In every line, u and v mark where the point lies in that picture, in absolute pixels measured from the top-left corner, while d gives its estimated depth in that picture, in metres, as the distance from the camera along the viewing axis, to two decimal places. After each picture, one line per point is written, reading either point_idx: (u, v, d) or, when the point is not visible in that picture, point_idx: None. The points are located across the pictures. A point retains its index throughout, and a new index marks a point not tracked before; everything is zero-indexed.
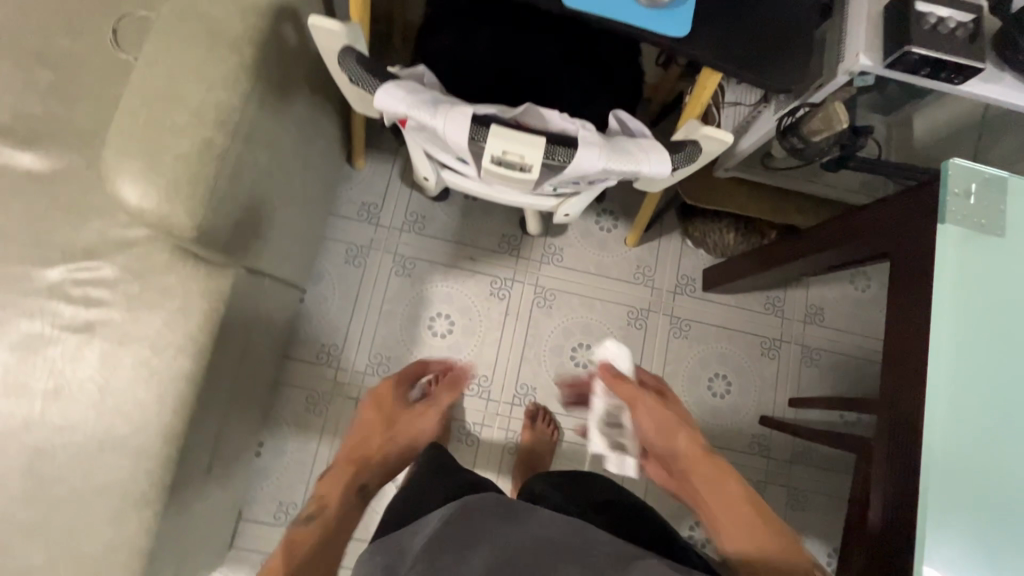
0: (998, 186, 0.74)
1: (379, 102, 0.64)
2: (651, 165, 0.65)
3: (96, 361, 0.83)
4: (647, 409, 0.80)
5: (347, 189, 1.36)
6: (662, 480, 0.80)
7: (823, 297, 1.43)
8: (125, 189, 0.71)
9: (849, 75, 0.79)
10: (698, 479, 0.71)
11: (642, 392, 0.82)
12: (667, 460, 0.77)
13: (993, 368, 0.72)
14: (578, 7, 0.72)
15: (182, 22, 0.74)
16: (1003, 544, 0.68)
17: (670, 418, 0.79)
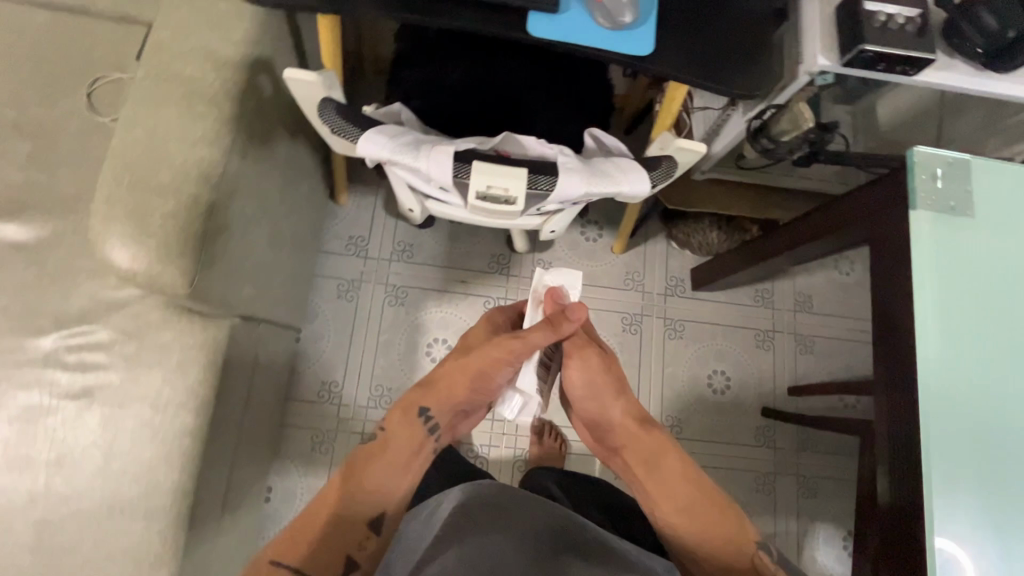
0: (963, 169, 0.77)
1: (362, 150, 0.66)
2: (631, 184, 0.67)
3: (99, 426, 0.83)
4: (578, 366, 0.82)
5: (333, 225, 1.37)
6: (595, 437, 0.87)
7: (810, 285, 1.46)
8: (116, 254, 0.72)
9: (810, 75, 0.82)
10: (632, 450, 0.79)
11: (578, 343, 0.83)
12: (598, 421, 0.83)
13: (975, 344, 0.74)
14: (544, 35, 0.75)
15: (159, 85, 0.75)
16: (1006, 513, 0.71)
17: (600, 378, 0.81)
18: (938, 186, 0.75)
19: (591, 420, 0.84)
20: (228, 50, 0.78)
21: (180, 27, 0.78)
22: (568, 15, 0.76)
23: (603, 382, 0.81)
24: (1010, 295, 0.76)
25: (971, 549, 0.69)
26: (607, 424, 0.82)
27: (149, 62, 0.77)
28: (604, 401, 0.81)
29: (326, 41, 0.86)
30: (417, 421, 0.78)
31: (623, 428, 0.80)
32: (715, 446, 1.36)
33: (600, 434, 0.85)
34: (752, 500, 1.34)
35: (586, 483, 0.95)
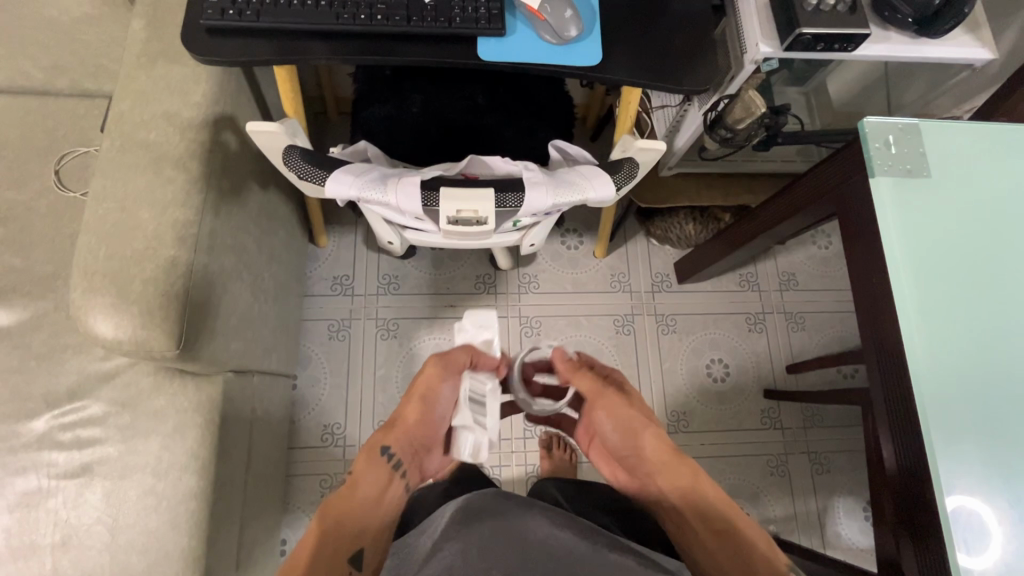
0: (913, 133, 0.79)
1: (331, 192, 0.67)
2: (596, 190, 0.68)
3: (101, 502, 0.82)
4: (606, 406, 0.79)
5: (315, 267, 1.38)
6: (611, 472, 0.84)
7: (792, 263, 1.49)
8: (99, 325, 0.72)
9: (755, 63, 0.85)
10: (665, 480, 0.74)
11: (601, 388, 0.80)
12: (624, 457, 0.80)
13: (955, 297, 0.75)
14: (494, 59, 0.77)
15: (126, 156, 0.77)
16: (1012, 457, 0.71)
17: (635, 418, 0.79)
18: (892, 152, 0.77)
19: (622, 456, 0.80)
20: (190, 112, 0.79)
21: (139, 96, 0.79)
22: (515, 37, 0.78)
23: (633, 416, 0.79)
24: (978, 247, 0.77)
25: (981, 497, 0.70)
26: (642, 460, 0.77)
27: (113, 134, 0.78)
28: (635, 432, 0.78)
29: (286, 91, 0.88)
30: (382, 461, 0.70)
31: (659, 460, 0.76)
32: (723, 434, 1.36)
33: (627, 462, 0.80)
34: (768, 483, 1.34)
35: (590, 489, 0.96)
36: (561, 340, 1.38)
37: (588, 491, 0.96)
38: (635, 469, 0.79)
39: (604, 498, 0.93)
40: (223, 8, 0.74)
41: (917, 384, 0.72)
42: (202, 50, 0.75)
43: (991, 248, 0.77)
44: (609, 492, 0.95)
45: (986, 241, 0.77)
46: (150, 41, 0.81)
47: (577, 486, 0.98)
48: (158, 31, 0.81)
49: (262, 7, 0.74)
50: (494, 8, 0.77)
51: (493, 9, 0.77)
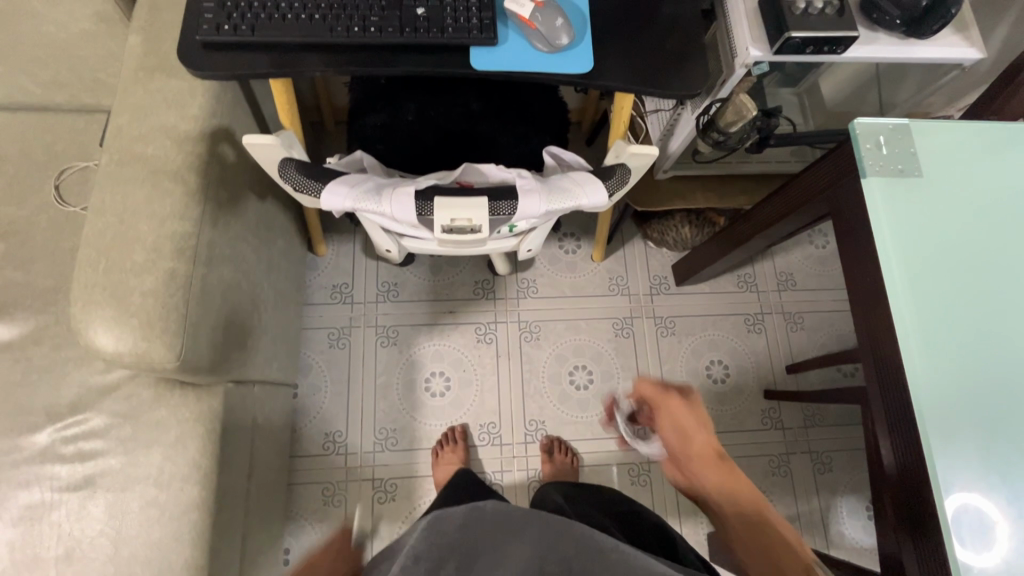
0: (904, 133, 0.79)
1: (326, 203, 0.67)
2: (589, 196, 0.69)
3: (104, 514, 0.82)
4: (669, 410, 0.96)
5: (315, 276, 1.39)
6: (676, 478, 0.99)
7: (789, 264, 1.49)
8: (100, 338, 0.72)
9: (746, 67, 0.86)
10: (710, 470, 0.91)
11: (664, 395, 0.96)
12: (679, 458, 0.96)
13: (950, 296, 0.76)
14: (487, 67, 0.78)
15: (125, 170, 0.77)
16: (1010, 454, 0.71)
17: (688, 421, 0.96)
18: (883, 152, 0.78)
19: (676, 453, 0.96)
20: (187, 125, 0.80)
21: (137, 111, 0.80)
22: (508, 45, 0.79)
23: (692, 421, 0.95)
24: (972, 244, 0.78)
25: (980, 494, 0.70)
26: (693, 453, 0.94)
27: (112, 148, 0.79)
28: (691, 434, 0.95)
29: (282, 104, 0.89)
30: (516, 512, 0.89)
31: (704, 453, 0.93)
32: (724, 435, 1.36)
33: (681, 462, 0.95)
34: (769, 484, 1.33)
35: (594, 492, 0.99)
36: (561, 344, 1.38)
37: (591, 493, 0.99)
38: (684, 463, 0.95)
39: (607, 503, 0.95)
40: (219, 23, 0.75)
41: (913, 383, 0.72)
42: (199, 65, 0.76)
43: (985, 245, 0.78)
44: (611, 496, 0.97)
45: (980, 239, 0.78)
46: (147, 56, 0.82)
47: (578, 490, 0.99)
48: (154, 47, 0.82)
49: (257, 21, 0.75)
50: (486, 17, 0.78)
51: (485, 18, 0.77)
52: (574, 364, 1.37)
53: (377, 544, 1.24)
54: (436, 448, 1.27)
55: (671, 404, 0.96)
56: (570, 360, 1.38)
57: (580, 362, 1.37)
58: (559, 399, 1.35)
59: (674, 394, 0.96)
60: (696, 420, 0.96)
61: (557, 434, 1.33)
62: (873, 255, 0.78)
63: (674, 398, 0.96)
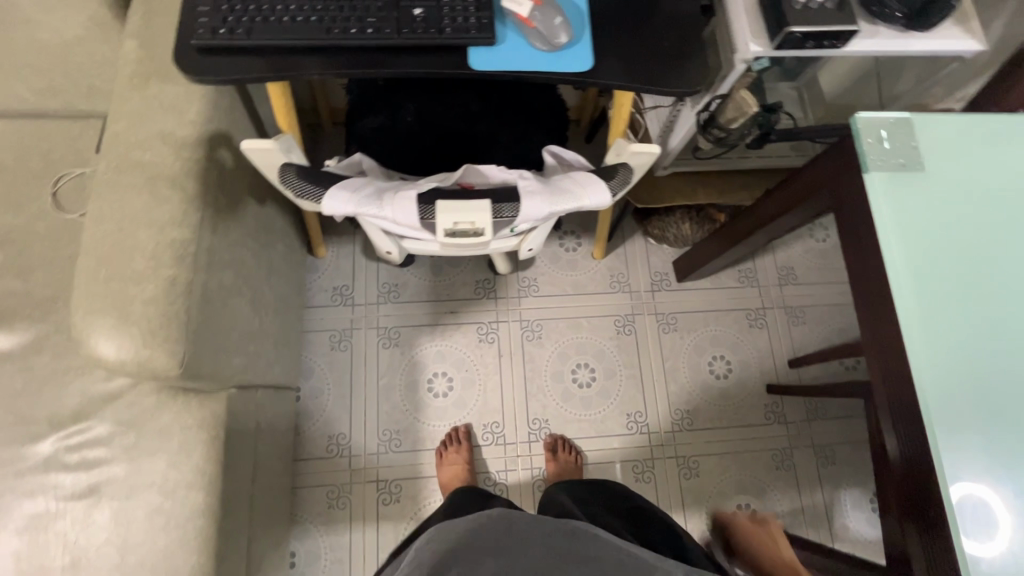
0: (906, 127, 0.79)
1: (328, 209, 0.67)
2: (592, 198, 0.69)
3: (109, 522, 0.82)
4: (750, 539, 1.14)
5: (315, 278, 1.38)
6: None
7: (790, 258, 1.49)
8: (101, 347, 0.72)
9: (746, 63, 0.85)
10: None
11: (736, 520, 1.19)
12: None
13: (953, 289, 0.75)
14: (486, 67, 0.77)
15: (122, 177, 0.77)
16: (1016, 446, 0.71)
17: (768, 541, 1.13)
18: (886, 146, 0.77)
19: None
20: (184, 131, 0.80)
21: (134, 116, 0.79)
22: (506, 45, 0.78)
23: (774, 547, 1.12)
24: (975, 236, 0.78)
25: (987, 488, 0.70)
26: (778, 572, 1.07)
27: (109, 155, 0.78)
28: (776, 547, 1.11)
29: (279, 107, 0.88)
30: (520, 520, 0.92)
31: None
32: (728, 431, 1.36)
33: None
34: (773, 479, 1.34)
35: (600, 489, 1.00)
36: (563, 342, 1.38)
37: (597, 491, 0.99)
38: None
39: (614, 502, 0.96)
40: (214, 27, 0.74)
41: (917, 378, 0.72)
42: (194, 70, 0.75)
43: (988, 237, 0.78)
44: (617, 492, 0.99)
45: (982, 232, 0.78)
46: (142, 62, 0.81)
47: (583, 489, 1.00)
48: (149, 52, 0.82)
49: (253, 24, 0.74)
50: (484, 17, 0.77)
51: (483, 18, 0.77)
52: (576, 362, 1.37)
53: (383, 545, 1.24)
54: (440, 449, 1.27)
55: (745, 527, 1.16)
56: (572, 358, 1.38)
57: (582, 360, 1.37)
58: (562, 397, 1.35)
59: (745, 520, 1.18)
60: (774, 541, 1.13)
61: (561, 432, 1.33)
62: (874, 249, 0.78)
63: (744, 520, 1.18)
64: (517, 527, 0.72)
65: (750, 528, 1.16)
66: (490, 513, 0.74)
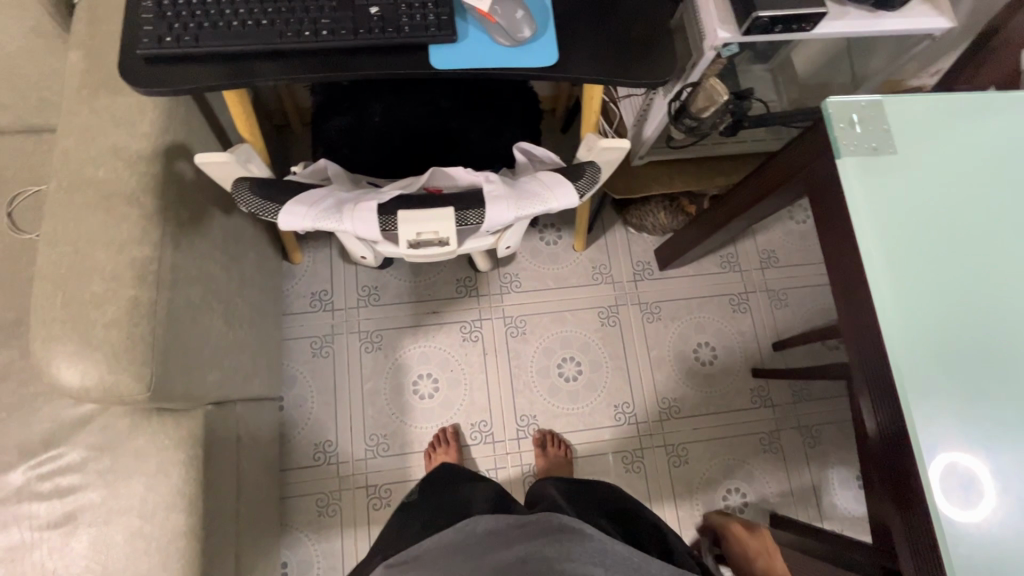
0: (876, 110, 0.77)
1: (286, 224, 0.65)
2: (560, 199, 0.67)
3: (88, 549, 0.80)
4: (734, 540, 1.09)
5: (293, 285, 1.36)
6: None
7: (771, 241, 1.49)
8: (63, 374, 0.69)
9: (715, 50, 0.84)
10: None
11: (729, 526, 1.12)
12: None
13: (927, 269, 0.74)
14: (448, 66, 0.75)
15: (75, 194, 0.74)
16: (994, 424, 0.70)
17: (752, 547, 1.06)
18: (857, 131, 0.76)
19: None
20: (138, 144, 0.76)
21: (83, 131, 0.76)
22: (469, 41, 0.76)
23: (762, 553, 1.05)
24: (949, 214, 0.76)
25: (966, 465, 0.69)
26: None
27: (59, 174, 0.75)
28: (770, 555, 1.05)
29: (239, 114, 0.85)
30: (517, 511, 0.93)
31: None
32: (715, 417, 1.37)
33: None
34: (761, 462, 1.35)
35: (591, 490, 0.99)
36: (548, 338, 1.37)
37: (589, 492, 0.99)
38: None
39: (604, 503, 0.97)
40: (160, 35, 0.71)
41: (893, 360, 0.71)
42: (143, 81, 0.72)
43: (964, 211, 0.76)
44: (606, 491, 0.99)
45: (958, 206, 0.76)
46: (88, 73, 0.78)
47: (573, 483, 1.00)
48: (96, 62, 0.78)
49: (201, 31, 0.71)
50: (443, 13, 0.74)
51: (443, 14, 0.74)
52: (562, 356, 1.37)
53: None
54: (428, 451, 1.26)
55: (737, 535, 1.09)
56: (558, 353, 1.37)
57: (568, 354, 1.37)
58: (549, 391, 1.35)
59: (739, 529, 1.11)
60: (760, 545, 1.07)
61: (549, 427, 1.33)
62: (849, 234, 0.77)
63: (739, 531, 1.10)
64: (507, 532, 0.76)
65: (745, 539, 1.08)
66: (477, 524, 0.78)
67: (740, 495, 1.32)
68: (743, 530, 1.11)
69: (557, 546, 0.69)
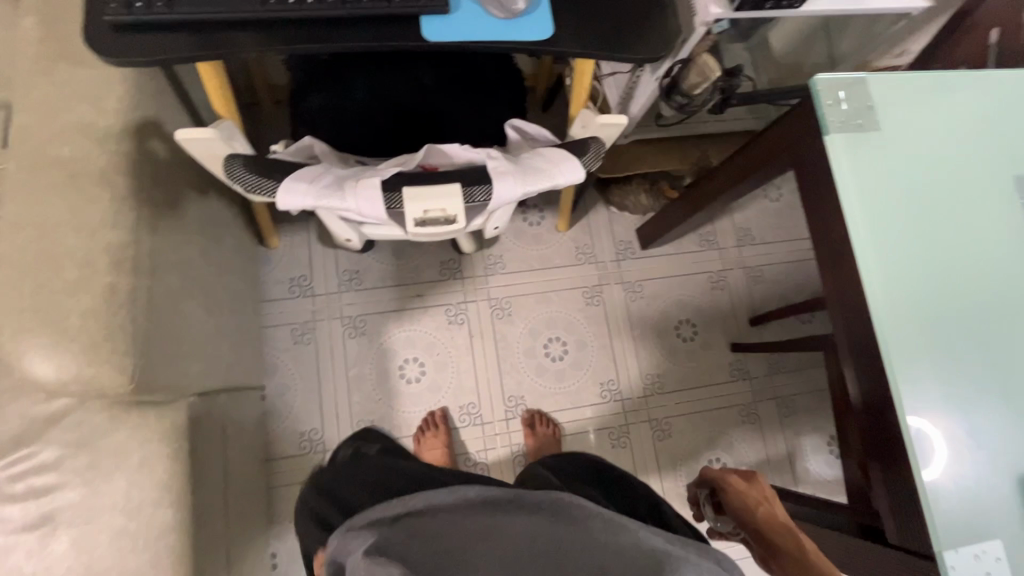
0: (860, 89, 0.79)
1: (284, 203, 0.62)
2: (566, 175, 0.66)
3: (69, 551, 0.76)
4: (731, 490, 0.92)
5: (269, 270, 1.31)
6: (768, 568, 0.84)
7: (747, 219, 1.53)
8: (37, 367, 0.65)
9: (706, 26, 0.84)
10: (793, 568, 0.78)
11: (725, 474, 0.94)
12: (774, 552, 0.82)
13: (911, 243, 0.77)
14: (441, 39, 0.72)
15: (36, 175, 0.68)
16: (970, 390, 0.75)
17: (750, 497, 0.89)
18: (843, 108, 0.77)
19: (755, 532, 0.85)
20: (107, 121, 0.71)
21: (43, 106, 0.70)
22: (461, 13, 0.73)
23: (765, 502, 0.88)
24: (932, 188, 0.79)
25: (945, 429, 0.73)
26: (766, 530, 0.84)
27: (18, 152, 0.69)
28: (771, 502, 0.88)
29: (214, 89, 0.80)
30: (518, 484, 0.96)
31: (771, 525, 0.84)
32: (695, 391, 1.41)
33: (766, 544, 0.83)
34: (740, 432, 1.40)
35: (573, 461, 1.01)
36: (533, 318, 1.38)
37: (576, 466, 1.00)
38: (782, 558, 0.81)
39: (590, 475, 0.98)
40: (129, 1, 0.66)
41: (880, 332, 0.74)
42: (109, 51, 0.66)
43: (942, 189, 0.80)
44: (597, 467, 1.00)
45: (937, 184, 0.79)
46: (45, 43, 0.71)
47: (562, 462, 1.01)
48: (54, 31, 0.72)
49: None
50: None
51: None
52: (548, 337, 1.37)
53: None
54: (417, 434, 1.25)
55: (733, 485, 0.92)
56: (544, 333, 1.37)
57: (553, 334, 1.37)
58: (536, 371, 1.35)
59: (737, 478, 0.93)
60: (760, 493, 0.89)
61: (537, 407, 1.34)
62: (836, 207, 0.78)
63: (737, 481, 0.92)
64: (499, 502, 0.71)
65: (743, 489, 0.91)
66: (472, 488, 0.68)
67: (721, 465, 1.37)
68: (750, 488, 0.90)
69: (607, 538, 0.64)
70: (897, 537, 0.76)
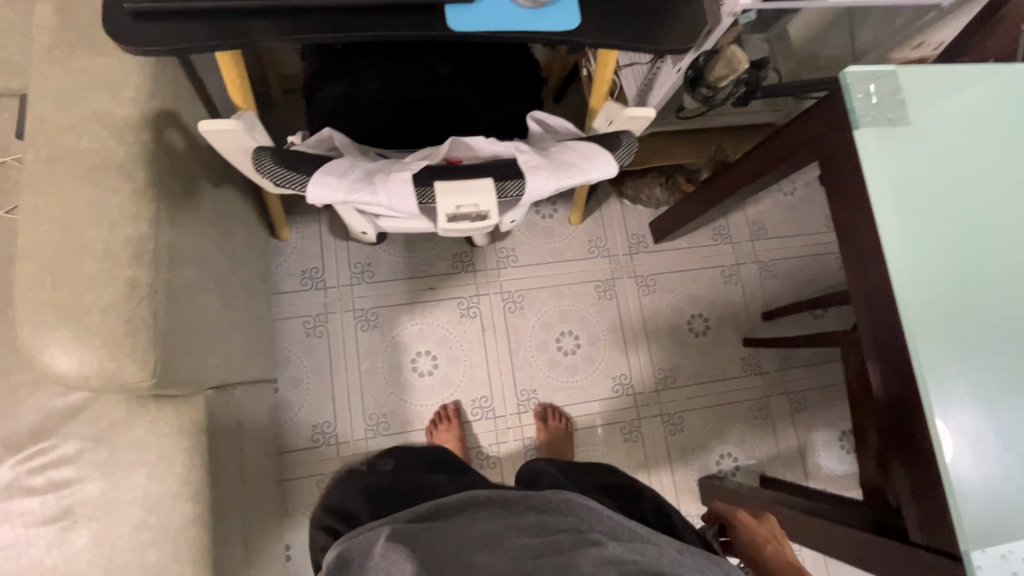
0: (891, 82, 0.77)
1: (314, 198, 0.61)
2: (598, 169, 0.65)
3: (89, 544, 0.76)
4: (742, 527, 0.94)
5: (280, 263, 1.30)
6: None
7: (760, 213, 1.52)
8: (57, 362, 0.64)
9: (733, 16, 0.82)
10: None
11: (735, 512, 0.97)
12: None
13: (941, 240, 0.76)
14: (466, 29, 0.71)
15: (53, 166, 0.67)
16: (997, 388, 0.74)
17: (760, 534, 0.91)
18: (873, 102, 0.76)
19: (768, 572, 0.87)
20: (125, 111, 0.70)
21: (59, 95, 0.69)
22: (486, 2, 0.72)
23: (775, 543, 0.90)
24: (960, 184, 0.78)
25: (972, 429, 0.73)
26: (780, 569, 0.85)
27: (34, 142, 0.68)
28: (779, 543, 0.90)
29: (230, 79, 0.79)
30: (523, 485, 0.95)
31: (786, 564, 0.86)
32: (707, 385, 1.40)
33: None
34: (751, 426, 1.40)
35: (577, 467, 1.00)
36: (545, 312, 1.37)
37: (584, 472, 0.98)
38: None
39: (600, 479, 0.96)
40: None
41: (910, 330, 0.72)
42: (127, 38, 0.65)
43: (972, 184, 0.78)
44: (607, 471, 0.98)
45: (967, 180, 0.78)
46: (59, 30, 0.70)
47: (568, 466, 0.99)
48: (69, 18, 0.70)
49: None
50: None
51: None
52: (560, 331, 1.37)
53: None
54: (430, 428, 1.25)
55: (743, 520, 0.94)
56: (557, 327, 1.37)
57: (565, 328, 1.37)
58: (548, 365, 1.35)
59: (746, 515, 0.96)
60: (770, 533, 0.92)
61: (549, 401, 1.34)
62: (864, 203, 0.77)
63: (747, 519, 0.95)
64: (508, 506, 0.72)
65: (749, 525, 0.93)
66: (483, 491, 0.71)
67: (732, 460, 1.37)
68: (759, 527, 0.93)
69: (623, 545, 0.64)
70: (923, 537, 0.76)
